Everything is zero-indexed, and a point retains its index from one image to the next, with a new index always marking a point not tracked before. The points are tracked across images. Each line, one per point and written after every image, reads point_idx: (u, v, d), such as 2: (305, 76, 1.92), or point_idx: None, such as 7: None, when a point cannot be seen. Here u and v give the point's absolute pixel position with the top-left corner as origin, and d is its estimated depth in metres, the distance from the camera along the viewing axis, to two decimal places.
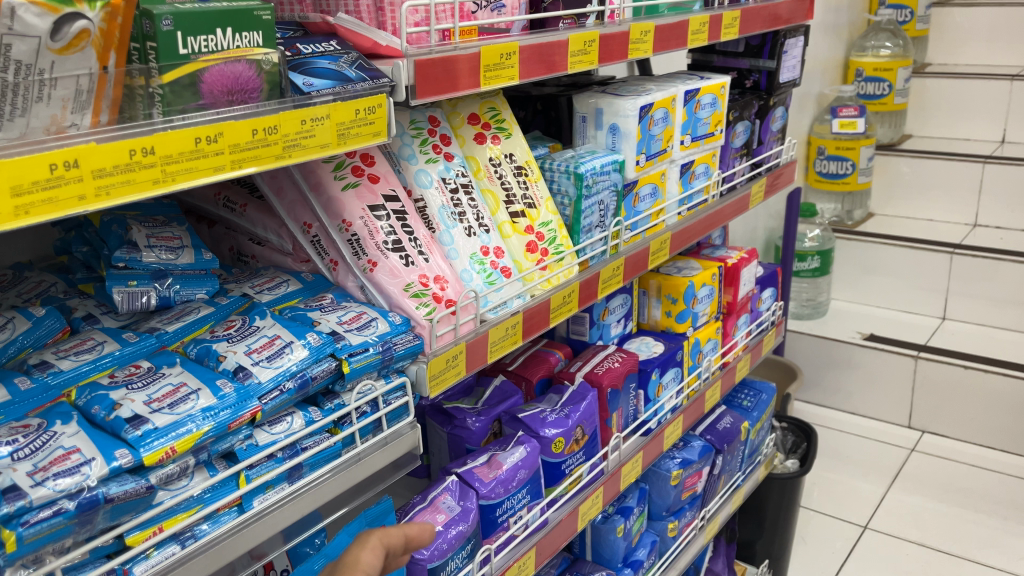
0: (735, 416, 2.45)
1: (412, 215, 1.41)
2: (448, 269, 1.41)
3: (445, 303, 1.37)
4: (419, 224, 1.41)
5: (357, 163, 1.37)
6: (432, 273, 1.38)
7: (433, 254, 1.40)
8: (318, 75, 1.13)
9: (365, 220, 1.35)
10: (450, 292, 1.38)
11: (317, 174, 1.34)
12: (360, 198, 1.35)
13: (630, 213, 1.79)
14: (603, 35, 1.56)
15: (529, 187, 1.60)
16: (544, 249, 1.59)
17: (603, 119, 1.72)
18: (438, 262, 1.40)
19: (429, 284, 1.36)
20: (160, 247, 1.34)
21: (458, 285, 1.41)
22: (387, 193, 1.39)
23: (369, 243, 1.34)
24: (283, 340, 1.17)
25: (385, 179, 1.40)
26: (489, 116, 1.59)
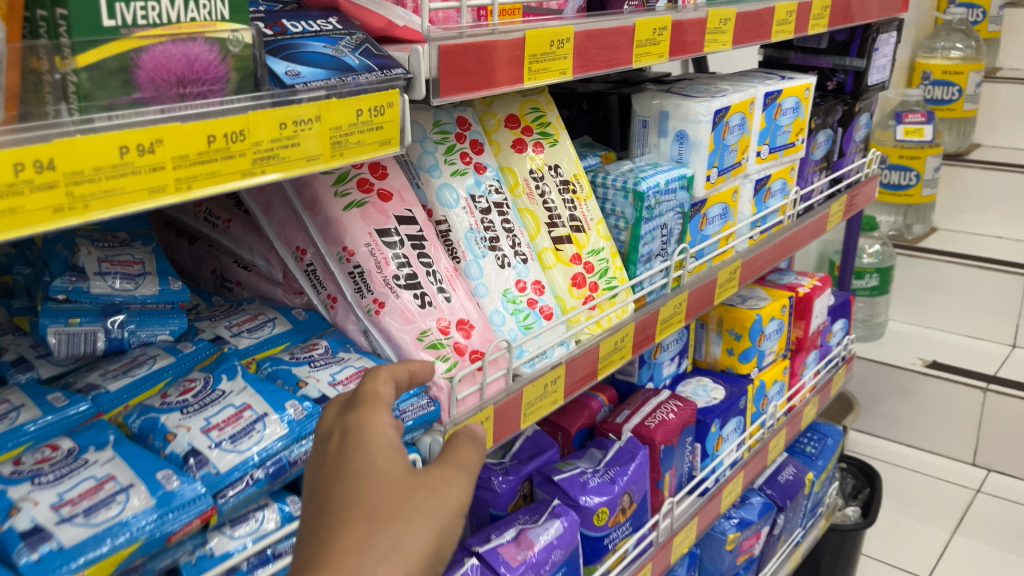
0: (798, 466, 2.14)
1: (433, 241, 1.13)
2: (476, 311, 1.12)
3: (470, 355, 1.08)
4: (441, 253, 1.12)
5: (365, 175, 1.09)
6: (455, 317, 1.09)
7: (458, 291, 1.11)
8: (308, 62, 0.83)
9: (371, 248, 1.06)
10: (476, 342, 1.09)
11: (313, 189, 1.06)
12: (366, 221, 1.07)
13: (696, 238, 1.49)
14: (675, 22, 1.26)
15: (578, 206, 1.30)
16: (594, 283, 1.29)
17: (668, 125, 1.42)
18: (464, 302, 1.11)
19: (450, 331, 1.07)
20: (115, 273, 1.07)
21: (487, 332, 1.12)
22: (401, 215, 1.10)
23: (376, 277, 1.06)
24: (256, 413, 0.88)
25: (399, 197, 1.11)
26: (531, 118, 1.29)
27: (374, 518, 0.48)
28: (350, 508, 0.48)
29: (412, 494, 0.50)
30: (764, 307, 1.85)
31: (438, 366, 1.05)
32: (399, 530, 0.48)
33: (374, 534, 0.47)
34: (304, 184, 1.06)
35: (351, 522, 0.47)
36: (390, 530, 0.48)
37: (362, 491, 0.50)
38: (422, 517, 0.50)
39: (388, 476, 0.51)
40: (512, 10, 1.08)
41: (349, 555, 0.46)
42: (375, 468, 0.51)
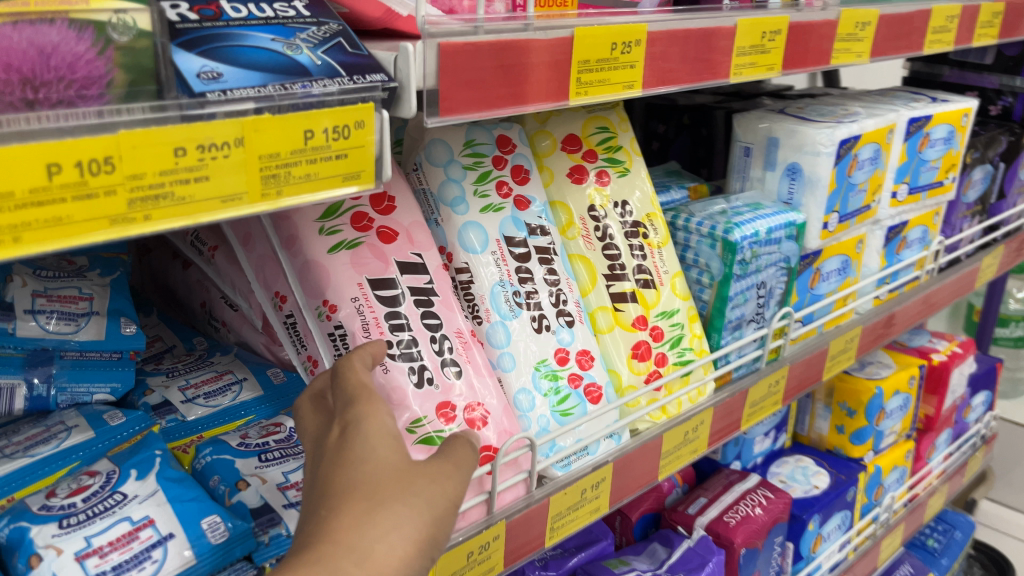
0: (917, 566, 1.77)
1: (447, 297, 0.88)
2: (495, 391, 0.86)
3: (480, 453, 0.82)
4: (455, 312, 0.88)
5: (364, 208, 0.86)
6: (463, 401, 0.83)
7: (472, 365, 0.86)
8: (239, 59, 0.57)
9: (360, 303, 0.82)
10: (489, 435, 0.83)
11: (293, 222, 0.84)
12: (357, 267, 0.84)
13: (804, 299, 1.18)
14: (794, 24, 0.95)
15: (649, 254, 1.02)
16: (662, 356, 1.00)
17: (777, 155, 1.11)
18: (479, 380, 0.86)
19: (455, 419, 0.82)
20: (51, 312, 0.86)
21: (508, 422, 0.86)
22: (405, 261, 0.86)
23: (361, 342, 0.81)
24: (159, 534, 0.65)
25: (406, 237, 0.87)
26: (596, 140, 1.02)
27: (370, 504, 0.51)
28: (351, 490, 0.53)
29: (411, 479, 0.54)
30: (886, 379, 1.52)
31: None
32: (398, 513, 0.51)
33: (371, 513, 0.51)
34: (283, 216, 0.84)
35: (350, 505, 0.51)
36: (385, 511, 0.51)
37: (361, 474, 0.54)
38: (420, 501, 0.53)
39: (384, 466, 0.54)
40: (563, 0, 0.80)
41: (345, 537, 0.49)
42: (364, 473, 0.54)
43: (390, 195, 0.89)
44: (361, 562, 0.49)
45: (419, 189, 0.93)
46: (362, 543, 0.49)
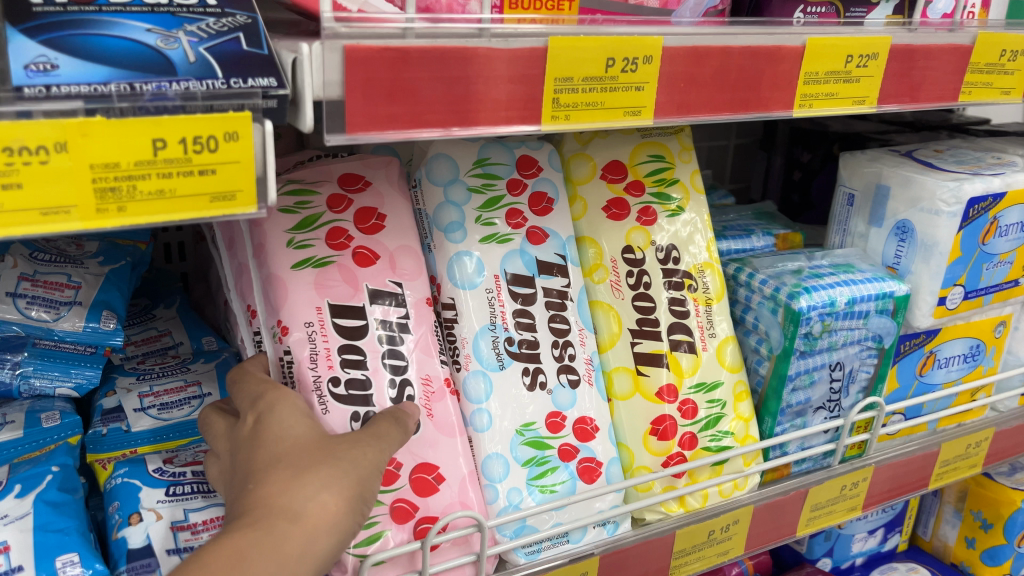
0: None
1: (423, 338, 0.77)
2: (459, 455, 0.74)
3: (417, 524, 0.70)
4: (430, 356, 0.76)
5: (343, 224, 0.78)
6: (412, 460, 0.72)
7: (435, 419, 0.74)
8: (93, 49, 0.50)
9: (313, 330, 0.72)
10: (434, 505, 0.71)
11: (262, 231, 0.76)
12: (321, 289, 0.74)
13: (906, 388, 0.96)
14: (900, 49, 0.75)
15: (694, 312, 0.86)
16: (691, 438, 0.83)
17: (887, 208, 0.91)
18: (441, 439, 0.74)
19: (397, 479, 0.71)
20: (33, 297, 0.84)
21: (467, 493, 0.73)
22: (378, 288, 0.76)
23: (306, 375, 0.71)
24: (8, 564, 0.59)
25: (387, 262, 0.77)
26: (647, 172, 0.89)
27: (296, 470, 0.54)
28: (276, 464, 0.55)
29: (331, 447, 0.57)
30: None
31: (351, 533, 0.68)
32: (322, 476, 0.54)
33: (297, 478, 0.53)
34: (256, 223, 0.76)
35: (275, 476, 0.54)
36: (313, 476, 0.54)
37: (284, 452, 0.56)
38: (344, 463, 0.56)
39: (304, 442, 0.57)
40: (561, 2, 0.67)
41: (276, 501, 0.52)
42: (282, 449, 0.57)
43: (380, 213, 0.79)
44: (299, 521, 0.51)
45: (421, 209, 0.83)
46: (296, 505, 0.52)
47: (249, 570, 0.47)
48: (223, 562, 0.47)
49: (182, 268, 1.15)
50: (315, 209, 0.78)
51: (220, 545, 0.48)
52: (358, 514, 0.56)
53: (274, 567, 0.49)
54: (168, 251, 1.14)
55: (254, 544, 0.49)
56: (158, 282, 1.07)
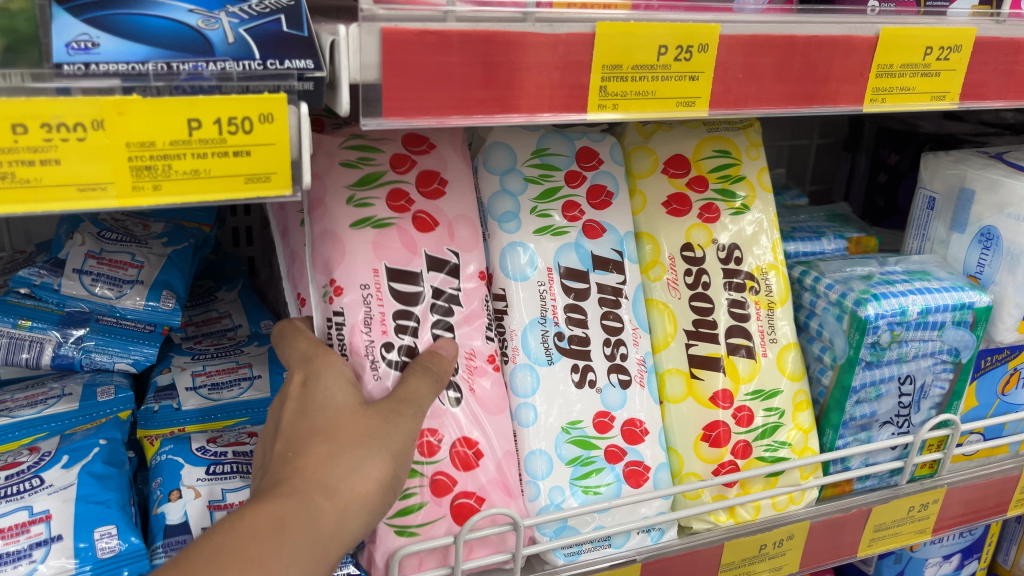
0: None
1: (474, 312, 0.74)
2: (501, 434, 0.72)
3: (454, 500, 0.68)
4: (478, 330, 0.74)
5: (406, 186, 0.75)
6: (454, 435, 0.70)
7: (478, 395, 0.72)
8: (135, 27, 0.50)
9: (369, 293, 0.70)
10: (473, 480, 0.69)
11: (323, 186, 0.73)
12: (379, 251, 0.71)
13: (986, 407, 0.89)
14: (987, 41, 0.70)
15: (755, 314, 0.83)
16: (744, 446, 0.80)
17: (971, 213, 0.85)
18: (483, 417, 0.72)
19: (437, 452, 0.69)
20: (98, 275, 0.87)
21: (504, 473, 0.71)
22: (435, 257, 0.74)
23: (358, 339, 0.68)
24: (48, 533, 0.60)
25: (445, 231, 0.75)
26: (712, 169, 0.86)
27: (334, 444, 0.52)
28: (315, 433, 0.53)
29: (370, 420, 0.55)
30: None
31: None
32: (358, 453, 0.52)
33: (334, 452, 0.52)
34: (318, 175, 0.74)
35: (314, 449, 0.52)
36: (350, 451, 0.52)
37: (324, 420, 0.54)
38: (382, 440, 0.54)
39: (345, 411, 0.55)
40: None
41: (313, 474, 0.50)
42: (323, 420, 0.55)
43: (442, 178, 0.77)
44: (332, 496, 0.50)
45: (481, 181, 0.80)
46: (332, 481, 0.50)
47: (284, 541, 0.46)
48: (259, 532, 0.45)
49: (250, 252, 1.15)
50: (377, 165, 0.76)
51: (256, 512, 0.47)
52: (393, 490, 0.54)
53: (309, 542, 0.47)
54: (235, 235, 1.14)
55: (290, 516, 0.47)
56: (225, 265, 1.09)
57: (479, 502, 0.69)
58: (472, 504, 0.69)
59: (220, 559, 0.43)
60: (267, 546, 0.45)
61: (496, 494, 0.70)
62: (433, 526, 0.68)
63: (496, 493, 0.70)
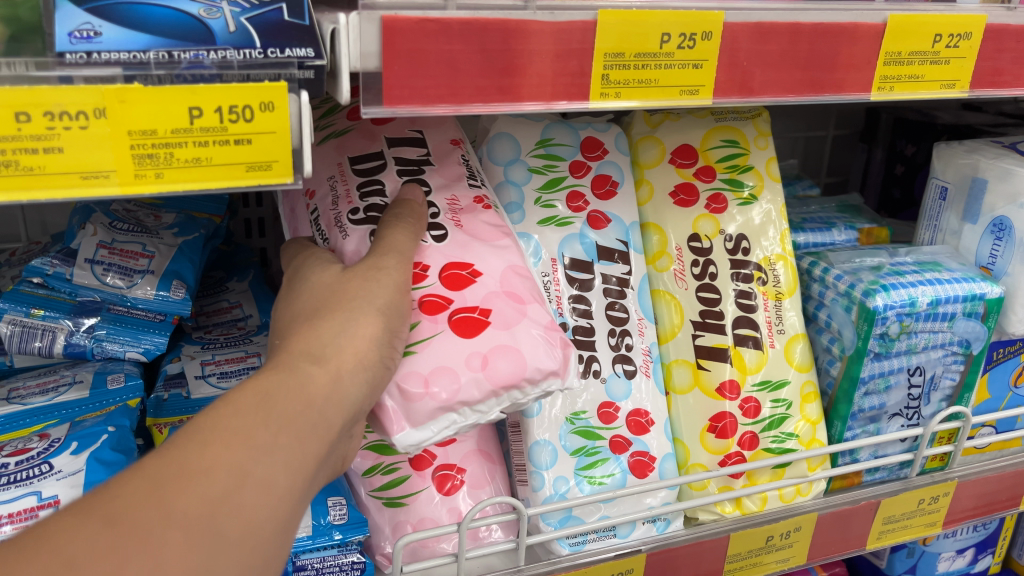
0: None
1: (448, 168, 0.72)
2: (499, 253, 0.66)
3: (453, 315, 0.61)
4: (457, 181, 0.71)
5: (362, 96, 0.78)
6: (440, 260, 0.63)
7: (466, 225, 0.67)
8: (134, 16, 0.49)
9: (335, 180, 0.70)
10: (471, 296, 0.62)
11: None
12: (339, 147, 0.72)
13: (998, 401, 0.88)
14: (999, 28, 0.69)
15: (762, 306, 0.82)
16: (751, 438, 0.79)
17: (983, 203, 0.84)
18: (472, 242, 0.66)
19: (425, 279, 0.62)
20: (109, 265, 0.88)
21: (511, 283, 0.64)
22: (396, 137, 0.74)
23: (329, 215, 0.67)
24: None
25: (405, 118, 0.76)
26: (719, 158, 0.86)
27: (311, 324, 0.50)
28: (297, 317, 0.52)
29: (345, 285, 0.53)
30: None
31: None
32: (338, 316, 0.50)
33: (313, 321, 0.49)
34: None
35: (294, 330, 0.50)
36: (330, 316, 0.50)
37: (305, 303, 0.53)
38: (362, 300, 0.52)
39: (323, 289, 0.53)
40: None
41: (297, 344, 0.48)
42: (304, 307, 0.52)
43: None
44: (322, 360, 0.47)
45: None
46: (318, 346, 0.48)
47: (277, 407, 0.43)
48: (244, 403, 0.42)
49: (262, 243, 1.16)
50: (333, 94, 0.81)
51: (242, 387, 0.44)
52: (386, 355, 0.52)
53: (304, 406, 0.44)
54: (248, 226, 1.15)
55: (279, 385, 0.44)
56: (236, 256, 1.10)
57: (485, 313, 0.61)
58: (477, 317, 0.61)
59: (209, 434, 0.39)
60: (258, 414, 0.42)
61: (503, 304, 0.62)
62: (436, 342, 0.59)
63: (501, 299, 0.62)
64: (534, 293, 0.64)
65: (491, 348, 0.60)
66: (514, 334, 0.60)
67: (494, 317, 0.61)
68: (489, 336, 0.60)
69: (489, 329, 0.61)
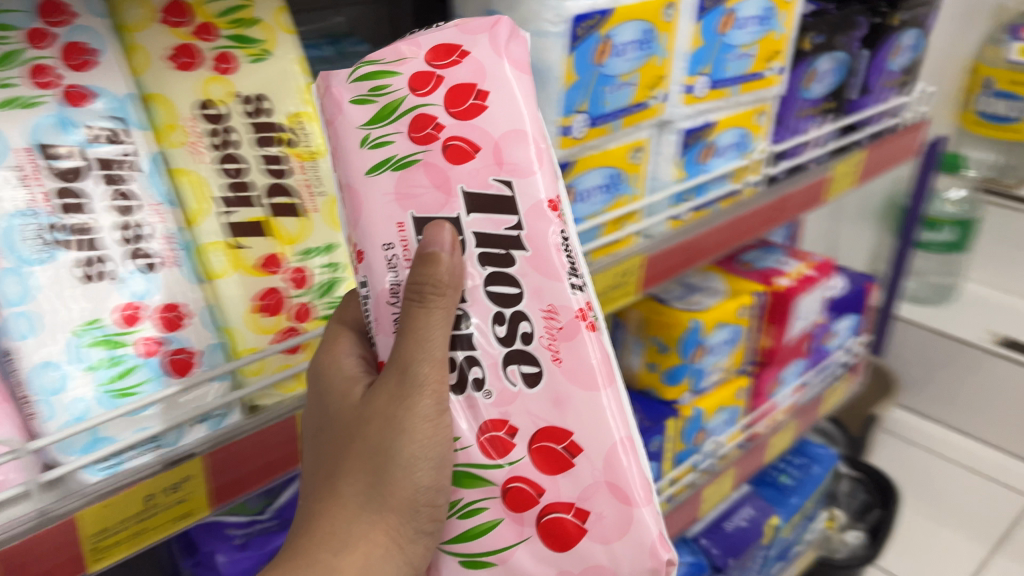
0: (760, 506, 1.60)
1: (544, 257, 0.63)
2: (606, 421, 0.63)
3: (541, 513, 0.63)
4: (556, 282, 0.63)
5: (433, 110, 0.65)
6: (531, 425, 0.63)
7: (564, 365, 0.63)
8: None
9: (393, 253, 0.65)
10: (566, 489, 0.63)
11: (336, 129, 0.68)
12: (403, 200, 0.65)
13: None
14: None
15: (293, 169, 0.81)
16: (305, 309, 0.80)
17: None
18: (571, 395, 0.63)
19: (515, 449, 0.63)
20: None
21: (614, 474, 0.62)
22: (476, 190, 0.64)
23: (384, 313, 0.65)
24: None
25: (491, 155, 0.64)
26: (216, 12, 0.81)
27: (345, 485, 0.61)
28: (325, 463, 0.63)
29: (364, 437, 0.61)
30: (708, 311, 1.30)
31: (454, 522, 0.65)
32: (362, 482, 0.61)
33: (338, 494, 0.61)
34: (328, 118, 0.69)
35: (321, 491, 0.62)
36: (353, 485, 0.61)
37: (331, 443, 0.64)
38: (379, 458, 0.60)
39: (343, 427, 0.64)
40: None
41: (324, 528, 0.60)
42: (329, 449, 0.64)
43: (479, 91, 0.65)
44: (345, 548, 0.59)
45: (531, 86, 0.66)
46: (342, 531, 0.59)
47: None
48: None
49: None
50: (397, 91, 0.67)
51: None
52: (420, 511, 0.61)
53: None
54: None
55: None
56: None
57: (581, 514, 0.63)
58: (570, 517, 0.63)
59: None
60: None
61: (603, 499, 0.63)
62: (518, 548, 0.64)
63: (603, 499, 0.63)
64: (638, 476, 0.63)
65: (578, 563, 0.63)
66: (612, 551, 0.63)
67: (593, 521, 0.63)
68: (579, 549, 0.63)
69: (582, 540, 0.63)
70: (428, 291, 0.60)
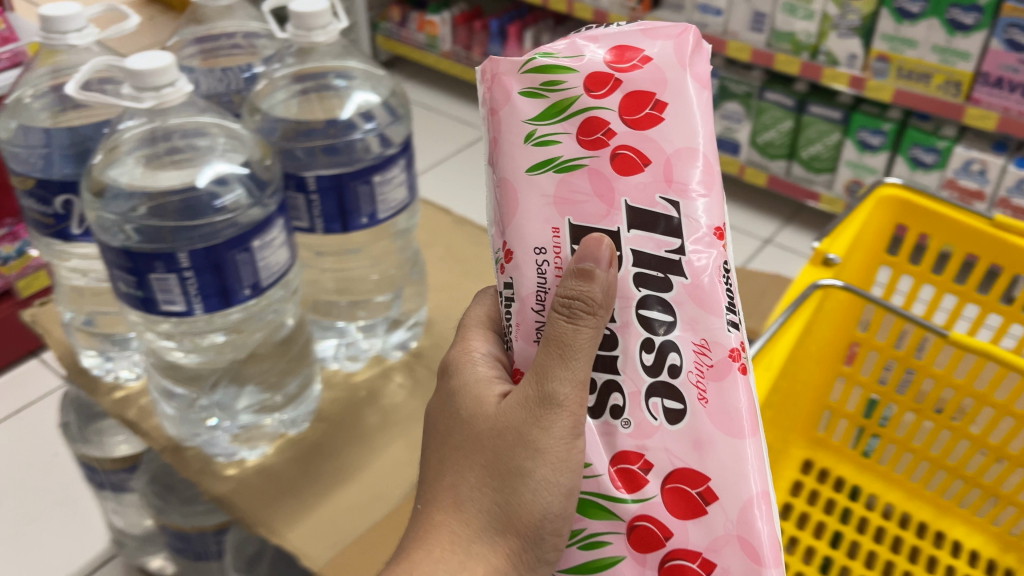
0: None
1: (709, 284, 0.67)
2: (744, 474, 0.62)
3: (669, 553, 0.64)
4: (714, 316, 0.66)
5: (606, 116, 0.70)
6: (666, 462, 0.64)
7: (710, 407, 0.64)
8: None
9: (543, 255, 0.69)
10: (696, 538, 0.63)
11: (501, 119, 0.72)
12: (562, 205, 0.69)
13: None
14: None
15: None
16: None
17: None
18: (714, 438, 0.64)
19: (648, 483, 0.64)
20: None
21: (750, 527, 0.62)
22: (640, 203, 0.68)
23: (525, 318, 0.69)
24: None
25: (662, 172, 0.69)
26: None
27: (469, 490, 0.70)
28: (452, 463, 0.72)
29: (494, 448, 0.69)
30: None
31: (574, 553, 0.67)
32: (481, 489, 0.69)
33: (461, 503, 0.70)
34: (494, 106, 0.73)
35: (447, 494, 0.71)
36: (475, 492, 0.70)
37: (463, 449, 0.72)
38: (511, 475, 0.68)
39: (475, 438, 0.71)
40: None
41: (442, 529, 0.70)
42: (461, 450, 0.72)
43: (658, 102, 0.69)
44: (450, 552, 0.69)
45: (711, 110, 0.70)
46: (461, 541, 0.69)
47: None
48: None
49: None
50: (571, 89, 0.71)
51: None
52: (541, 539, 0.67)
53: None
54: None
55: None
56: None
57: (708, 564, 0.63)
58: (695, 565, 0.63)
59: None
60: None
61: (730, 551, 0.62)
62: None
63: (732, 553, 0.62)
64: (777, 541, 0.62)
65: None
66: None
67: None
68: None
69: None
70: (580, 307, 0.64)
